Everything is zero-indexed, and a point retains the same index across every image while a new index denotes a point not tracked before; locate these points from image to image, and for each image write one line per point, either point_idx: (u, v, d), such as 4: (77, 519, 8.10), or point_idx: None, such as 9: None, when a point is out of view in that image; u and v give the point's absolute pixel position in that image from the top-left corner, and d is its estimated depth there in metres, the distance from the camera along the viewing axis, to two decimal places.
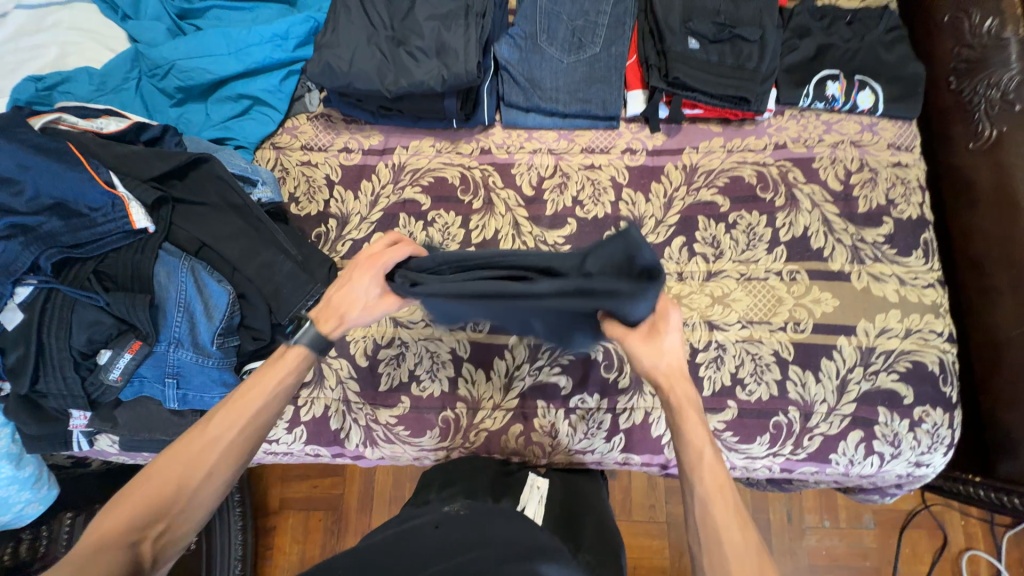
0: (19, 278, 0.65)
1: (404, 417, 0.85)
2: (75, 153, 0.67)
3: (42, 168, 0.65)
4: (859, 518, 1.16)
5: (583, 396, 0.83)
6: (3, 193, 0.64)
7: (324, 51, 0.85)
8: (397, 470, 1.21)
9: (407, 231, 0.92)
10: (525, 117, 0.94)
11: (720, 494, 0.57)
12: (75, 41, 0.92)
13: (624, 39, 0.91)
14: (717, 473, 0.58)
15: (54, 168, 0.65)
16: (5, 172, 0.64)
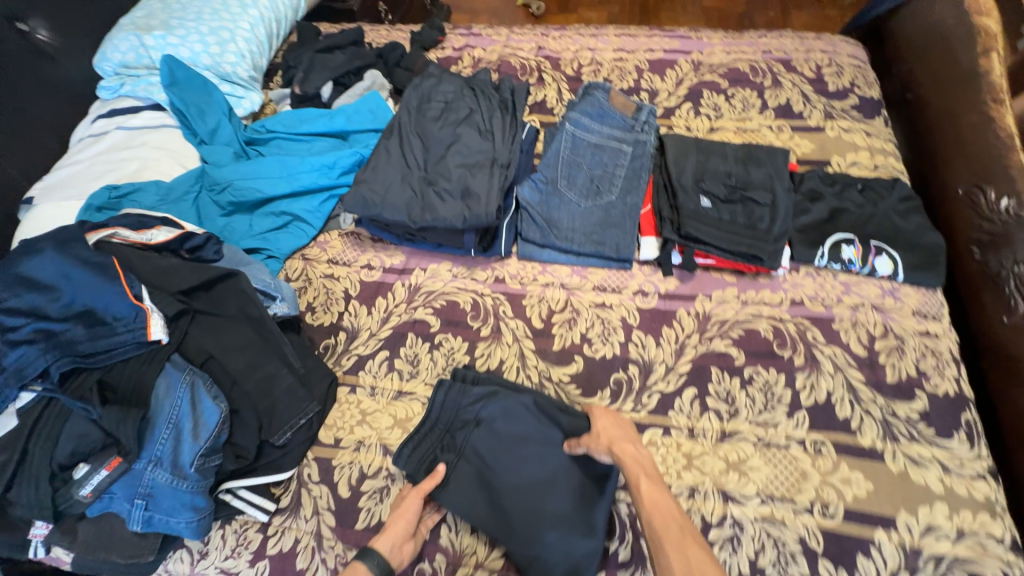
0: (27, 384, 0.67)
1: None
2: (116, 267, 0.73)
3: (82, 279, 0.70)
4: None
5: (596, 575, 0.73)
6: (40, 299, 0.69)
7: (361, 185, 0.94)
8: None
9: (412, 352, 0.92)
10: (541, 252, 0.98)
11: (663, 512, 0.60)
12: (155, 157, 1.06)
13: (640, 190, 0.97)
14: (662, 502, 0.62)
15: (92, 280, 0.70)
16: (50, 281, 0.70)
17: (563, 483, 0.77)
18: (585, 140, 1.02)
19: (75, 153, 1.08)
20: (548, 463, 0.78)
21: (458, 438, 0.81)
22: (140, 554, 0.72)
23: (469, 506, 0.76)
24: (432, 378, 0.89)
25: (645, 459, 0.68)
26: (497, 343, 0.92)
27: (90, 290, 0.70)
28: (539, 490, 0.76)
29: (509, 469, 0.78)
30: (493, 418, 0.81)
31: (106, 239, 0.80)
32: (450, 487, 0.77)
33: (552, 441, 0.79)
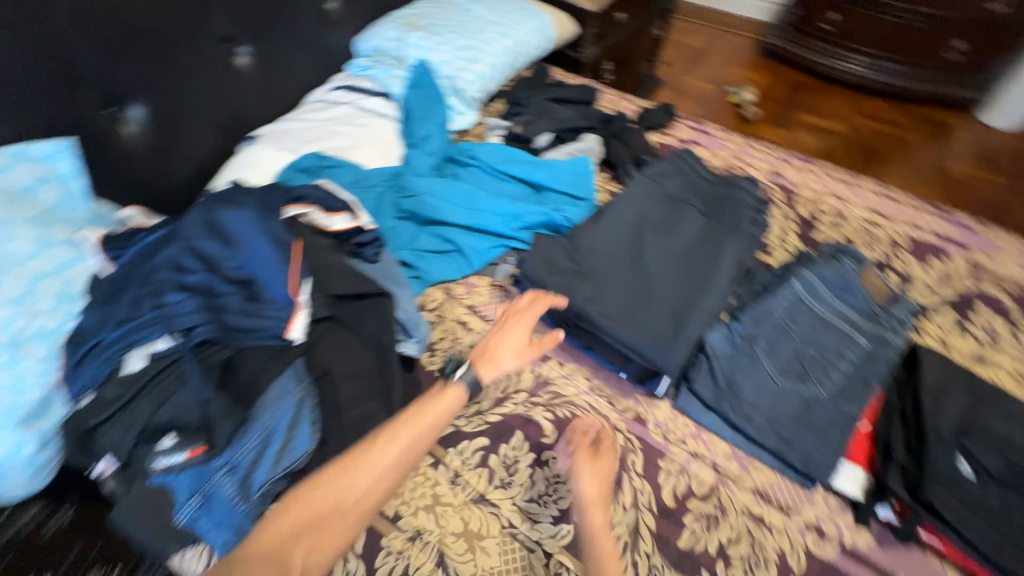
0: (170, 332, 0.65)
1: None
2: (293, 249, 0.70)
3: (263, 250, 0.69)
4: None
5: None
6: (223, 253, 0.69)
7: (542, 243, 0.83)
8: None
9: (512, 455, 0.78)
10: (704, 413, 0.80)
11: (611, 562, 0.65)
12: (366, 141, 1.09)
13: (862, 402, 0.75)
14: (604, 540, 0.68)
15: (271, 256, 0.69)
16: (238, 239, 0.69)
17: (690, 280, 0.78)
18: (810, 308, 0.83)
19: (306, 111, 1.16)
20: (669, 294, 0.77)
21: (642, 248, 0.82)
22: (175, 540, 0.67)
23: (611, 225, 0.84)
24: (523, 500, 0.74)
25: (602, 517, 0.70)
26: (612, 497, 0.74)
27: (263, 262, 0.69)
28: (647, 315, 0.75)
29: (659, 239, 0.83)
30: (668, 203, 0.88)
31: (298, 216, 0.79)
32: (634, 186, 0.89)
33: (685, 294, 0.77)
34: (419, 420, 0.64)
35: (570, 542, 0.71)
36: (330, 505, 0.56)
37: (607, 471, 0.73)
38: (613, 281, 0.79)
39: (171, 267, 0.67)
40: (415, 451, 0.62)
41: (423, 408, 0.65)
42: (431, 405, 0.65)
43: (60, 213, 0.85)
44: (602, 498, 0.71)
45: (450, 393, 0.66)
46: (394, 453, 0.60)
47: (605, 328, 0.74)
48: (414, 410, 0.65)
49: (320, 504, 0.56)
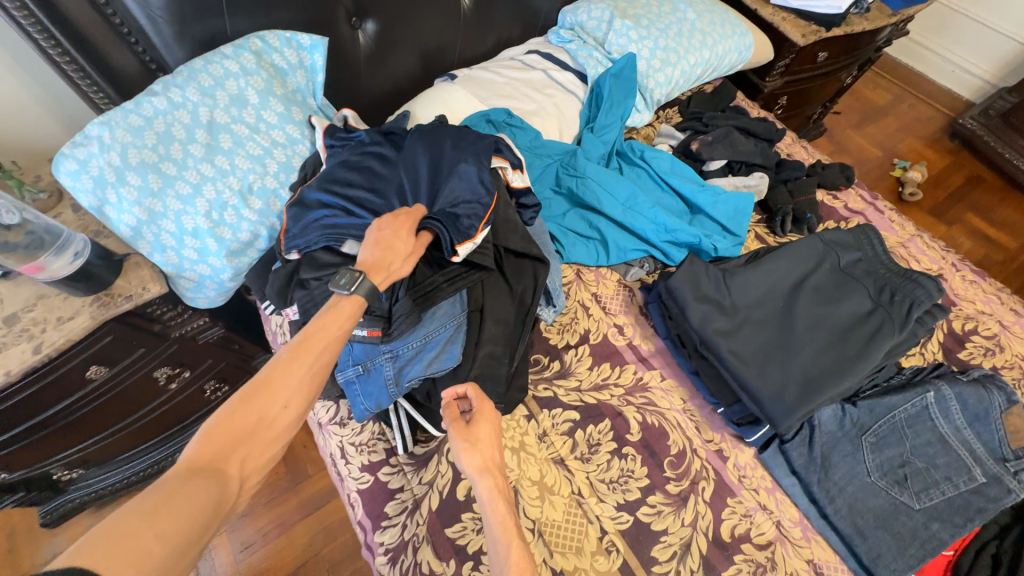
0: None
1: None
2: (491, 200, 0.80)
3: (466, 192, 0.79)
4: None
5: None
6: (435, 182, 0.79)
7: (694, 266, 0.88)
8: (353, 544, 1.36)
9: (596, 437, 0.86)
10: (785, 475, 0.82)
11: (495, 491, 0.65)
12: (549, 111, 1.16)
13: (956, 530, 0.74)
14: (493, 478, 0.66)
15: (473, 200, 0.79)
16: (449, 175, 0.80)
17: (831, 355, 0.79)
18: (935, 423, 0.81)
19: (502, 65, 1.23)
20: (803, 359, 0.79)
21: (788, 306, 0.85)
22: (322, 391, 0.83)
23: (765, 276, 0.87)
24: (595, 478, 0.82)
25: (495, 455, 0.68)
26: (674, 510, 0.80)
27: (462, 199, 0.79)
28: (773, 370, 0.79)
29: (811, 304, 0.84)
30: (830, 274, 0.88)
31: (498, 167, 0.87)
32: (798, 246, 0.90)
33: (822, 366, 0.78)
34: (325, 331, 0.61)
35: (626, 530, 0.78)
36: (282, 393, 0.56)
37: (490, 418, 0.70)
38: (749, 326, 0.83)
39: (400, 194, 0.82)
40: (330, 359, 0.61)
41: (324, 322, 0.62)
42: (327, 323, 0.62)
43: (300, 97, 1.01)
44: (487, 445, 0.68)
45: (347, 302, 0.64)
46: (307, 365, 0.59)
47: (729, 362, 0.80)
48: (312, 328, 0.61)
49: (242, 419, 0.53)
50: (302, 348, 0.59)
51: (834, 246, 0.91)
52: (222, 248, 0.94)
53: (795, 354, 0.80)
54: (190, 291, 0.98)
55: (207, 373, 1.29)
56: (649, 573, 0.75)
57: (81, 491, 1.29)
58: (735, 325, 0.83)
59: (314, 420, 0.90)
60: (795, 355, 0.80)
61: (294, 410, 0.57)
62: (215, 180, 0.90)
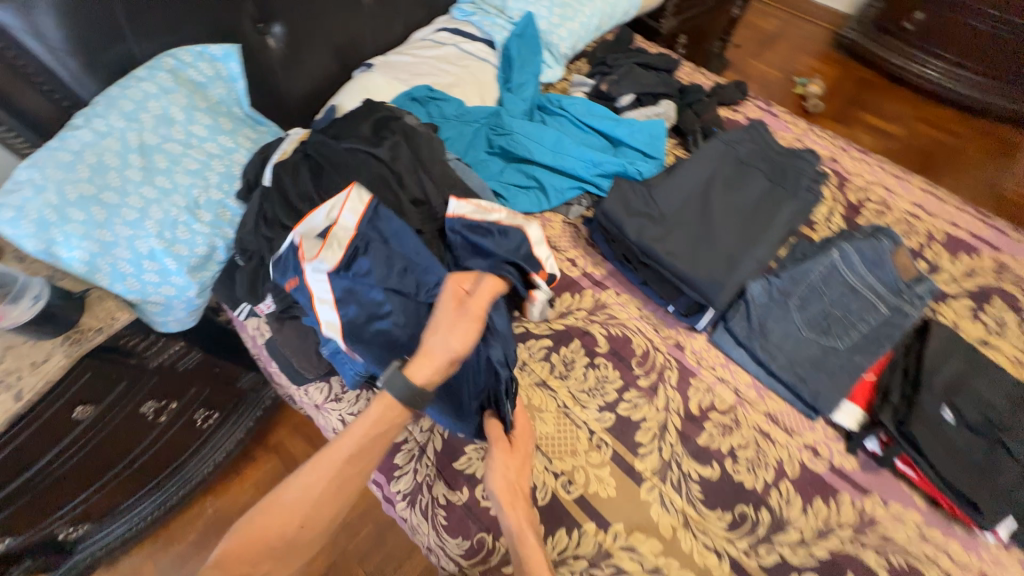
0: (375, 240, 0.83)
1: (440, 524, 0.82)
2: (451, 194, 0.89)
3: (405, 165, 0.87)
4: None
5: None
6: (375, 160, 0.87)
7: (621, 187, 0.98)
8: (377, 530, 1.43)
9: (570, 356, 0.96)
10: (734, 348, 0.94)
11: (525, 511, 0.75)
12: (468, 82, 1.23)
13: (872, 356, 0.89)
14: (522, 497, 0.76)
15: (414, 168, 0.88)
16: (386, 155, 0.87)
17: (746, 236, 0.93)
18: (843, 275, 0.95)
19: (415, 47, 1.28)
20: (726, 245, 0.92)
21: (707, 203, 0.96)
22: (311, 370, 0.88)
23: (683, 181, 0.98)
24: (576, 389, 0.92)
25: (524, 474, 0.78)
26: (648, 400, 0.91)
27: (408, 174, 0.88)
28: (703, 259, 0.91)
29: (726, 198, 0.97)
30: (736, 167, 1.01)
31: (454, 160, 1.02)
32: (704, 149, 1.02)
33: (740, 246, 0.92)
34: (351, 439, 0.72)
35: (610, 426, 0.89)
36: (297, 504, 0.68)
37: (524, 445, 0.81)
38: (678, 227, 0.94)
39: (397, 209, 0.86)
40: (354, 465, 0.71)
41: (354, 431, 0.72)
42: (357, 430, 0.72)
43: (225, 108, 1.04)
44: (520, 471, 0.78)
45: (373, 408, 0.73)
46: (329, 475, 0.70)
47: (664, 260, 0.91)
48: (344, 435, 0.73)
49: (265, 525, 0.67)
50: (318, 464, 0.70)
51: (733, 141, 1.04)
52: (183, 265, 0.96)
53: (719, 242, 0.92)
54: (161, 316, 1.01)
55: (190, 403, 1.29)
56: (636, 455, 0.86)
57: (91, 547, 1.27)
58: (666, 230, 0.94)
59: (310, 403, 0.96)
60: (719, 243, 0.92)
61: (315, 519, 0.68)
62: (159, 201, 0.92)
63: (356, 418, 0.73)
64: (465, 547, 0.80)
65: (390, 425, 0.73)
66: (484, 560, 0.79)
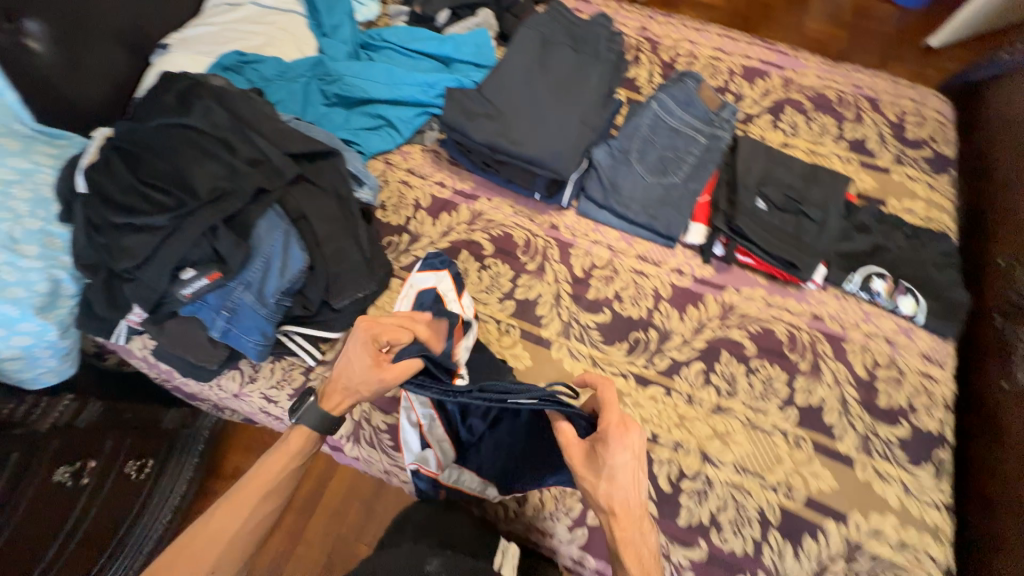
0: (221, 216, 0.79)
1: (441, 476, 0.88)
2: (283, 141, 0.88)
3: (230, 129, 0.85)
4: None
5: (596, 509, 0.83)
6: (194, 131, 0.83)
7: (455, 96, 1.02)
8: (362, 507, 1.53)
9: (462, 267, 1.03)
10: (598, 211, 1.07)
11: (624, 521, 0.65)
12: (281, 38, 1.18)
13: (702, 179, 1.04)
14: (629, 506, 0.65)
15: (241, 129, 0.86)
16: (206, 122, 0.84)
17: (575, 105, 1.01)
18: (666, 122, 1.10)
19: (209, 15, 1.18)
20: (561, 117, 0.99)
21: (533, 86, 1.02)
22: (209, 360, 0.86)
23: (507, 74, 1.04)
24: (475, 292, 1.00)
25: (635, 491, 0.65)
26: (539, 279, 1.01)
27: (233, 135, 0.85)
28: (545, 137, 0.98)
29: (548, 78, 1.04)
30: (547, 49, 1.08)
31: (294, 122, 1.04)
32: (516, 41, 1.07)
33: (572, 115, 1.00)
34: (261, 475, 0.74)
35: (513, 311, 0.98)
36: (207, 543, 0.68)
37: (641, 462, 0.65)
38: (515, 115, 1.00)
39: (230, 173, 0.82)
40: (270, 496, 0.73)
41: (267, 462, 0.74)
42: (270, 463, 0.74)
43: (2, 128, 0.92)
44: (634, 484, 0.65)
45: (290, 439, 0.76)
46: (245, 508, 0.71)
47: (512, 149, 0.98)
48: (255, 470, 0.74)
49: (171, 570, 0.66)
50: (231, 503, 0.71)
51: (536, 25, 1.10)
52: (26, 308, 0.87)
53: (555, 117, 0.99)
54: (26, 371, 0.92)
55: (120, 461, 1.21)
56: (540, 326, 0.97)
57: None
58: (507, 121, 1.00)
59: (227, 395, 0.95)
60: (555, 118, 0.99)
61: (233, 553, 0.69)
62: None
63: (269, 451, 0.76)
64: (479, 493, 0.86)
65: (307, 454, 0.76)
66: (493, 493, 0.86)
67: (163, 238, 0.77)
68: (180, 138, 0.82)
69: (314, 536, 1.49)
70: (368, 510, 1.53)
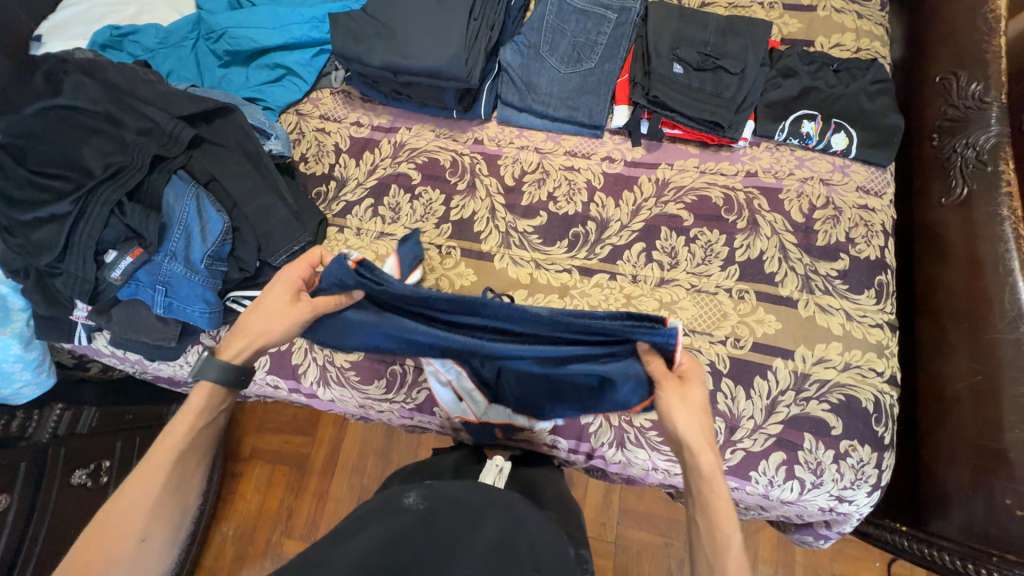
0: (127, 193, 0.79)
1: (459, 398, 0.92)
2: (171, 104, 0.85)
3: (113, 105, 0.82)
4: (787, 550, 1.20)
5: None
6: (79, 116, 0.81)
7: (339, 22, 0.96)
8: (377, 456, 1.62)
9: (395, 201, 1.02)
10: (518, 116, 1.03)
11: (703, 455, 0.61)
12: (152, 2, 1.10)
13: (617, 57, 1.00)
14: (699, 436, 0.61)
15: (123, 103, 0.83)
16: (85, 103, 0.81)
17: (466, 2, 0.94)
18: (571, 5, 1.02)
19: None
20: (452, 18, 0.93)
21: None
22: (166, 337, 0.87)
23: None
24: (411, 223, 1.00)
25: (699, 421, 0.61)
26: (471, 197, 1.00)
27: (114, 107, 0.82)
28: (440, 44, 0.92)
29: None
30: None
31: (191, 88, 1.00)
32: None
33: (463, 13, 0.93)
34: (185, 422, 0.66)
35: (451, 234, 0.98)
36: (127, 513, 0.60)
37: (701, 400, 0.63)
38: (404, 29, 0.94)
39: (124, 148, 0.80)
40: (188, 456, 0.65)
41: (173, 426, 0.65)
42: (177, 423, 0.65)
43: None
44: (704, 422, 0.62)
45: (193, 396, 0.67)
46: (162, 474, 0.62)
47: (409, 65, 0.93)
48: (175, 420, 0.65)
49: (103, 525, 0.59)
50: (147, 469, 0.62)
51: None
52: None
53: (447, 22, 0.93)
54: (7, 388, 0.92)
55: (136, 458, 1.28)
56: (480, 242, 0.97)
57: None
58: (398, 37, 0.94)
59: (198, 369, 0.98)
60: (446, 21, 0.93)
61: (158, 521, 0.61)
62: None
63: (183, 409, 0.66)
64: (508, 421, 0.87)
65: (215, 410, 0.68)
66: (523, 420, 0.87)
67: (76, 226, 0.77)
68: (65, 123, 0.80)
69: (339, 490, 1.59)
70: (384, 459, 1.61)
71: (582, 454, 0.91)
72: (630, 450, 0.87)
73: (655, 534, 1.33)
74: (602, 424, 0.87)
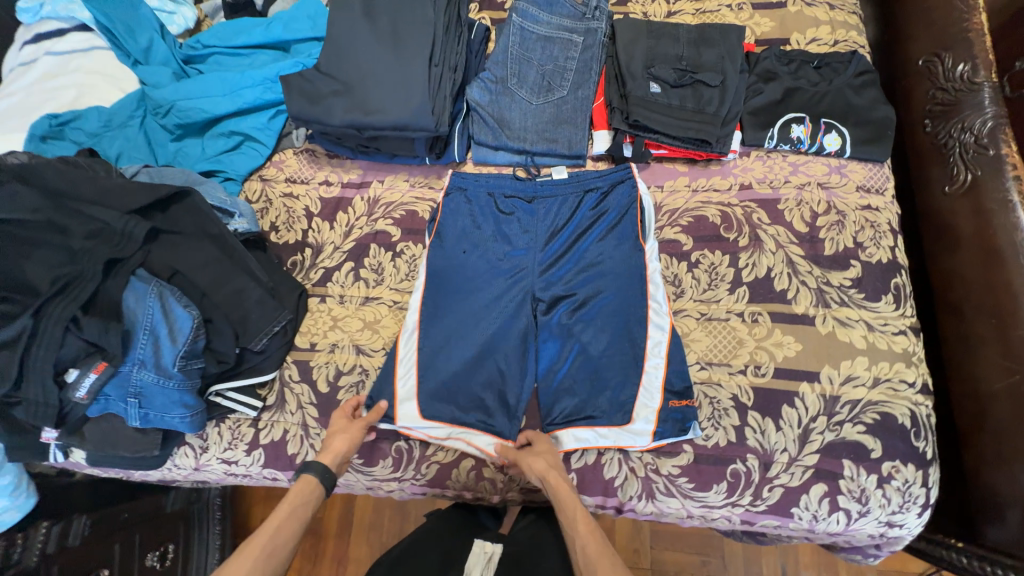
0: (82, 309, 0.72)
1: (461, 455, 0.85)
2: (119, 197, 0.78)
3: (54, 209, 0.76)
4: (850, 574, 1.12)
5: (582, 453, 0.83)
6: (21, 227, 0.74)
7: (292, 84, 0.90)
8: None
9: (376, 261, 0.96)
10: (495, 154, 0.98)
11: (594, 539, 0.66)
12: (92, 83, 1.04)
13: (590, 82, 0.95)
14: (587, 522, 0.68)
15: (68, 207, 0.76)
16: (20, 211, 0.75)
17: (424, 46, 0.89)
18: (534, 33, 0.97)
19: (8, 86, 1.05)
20: (412, 64, 0.88)
21: (370, 41, 0.90)
22: (145, 448, 0.80)
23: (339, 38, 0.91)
24: (396, 284, 0.94)
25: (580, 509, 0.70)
26: None
27: (55, 212, 0.75)
28: (402, 96, 0.87)
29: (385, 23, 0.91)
30: None
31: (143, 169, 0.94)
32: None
33: (422, 58, 0.88)
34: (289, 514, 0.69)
35: None
36: None
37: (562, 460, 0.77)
38: (362, 82, 0.89)
39: (72, 255, 0.74)
40: (283, 535, 0.67)
41: (282, 507, 0.70)
42: (284, 508, 0.70)
43: None
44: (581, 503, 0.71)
45: (299, 486, 0.72)
46: (247, 568, 0.62)
47: (373, 120, 0.87)
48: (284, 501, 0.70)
49: None
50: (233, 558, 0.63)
51: None
52: None
53: (408, 70, 0.88)
54: None
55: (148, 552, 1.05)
56: None
57: None
58: (357, 92, 0.89)
59: (188, 471, 0.89)
60: (406, 69, 0.88)
61: None
62: None
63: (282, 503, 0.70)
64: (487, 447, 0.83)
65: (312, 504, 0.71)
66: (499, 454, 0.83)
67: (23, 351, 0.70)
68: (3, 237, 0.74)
69: (359, 550, 1.37)
70: None
71: (612, 509, 0.83)
72: (661, 500, 0.80)
73: (691, 553, 1.16)
74: (628, 476, 0.81)
